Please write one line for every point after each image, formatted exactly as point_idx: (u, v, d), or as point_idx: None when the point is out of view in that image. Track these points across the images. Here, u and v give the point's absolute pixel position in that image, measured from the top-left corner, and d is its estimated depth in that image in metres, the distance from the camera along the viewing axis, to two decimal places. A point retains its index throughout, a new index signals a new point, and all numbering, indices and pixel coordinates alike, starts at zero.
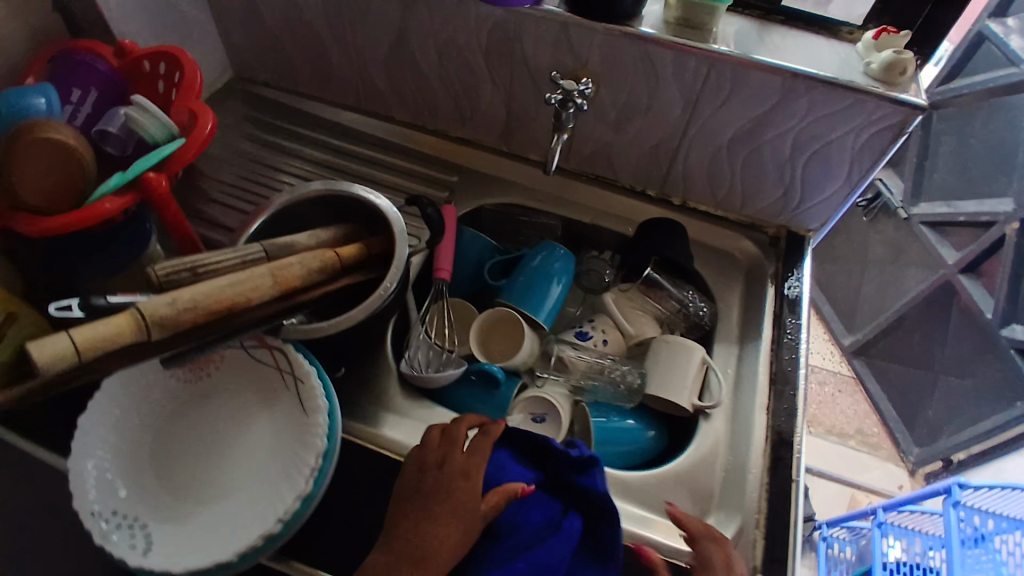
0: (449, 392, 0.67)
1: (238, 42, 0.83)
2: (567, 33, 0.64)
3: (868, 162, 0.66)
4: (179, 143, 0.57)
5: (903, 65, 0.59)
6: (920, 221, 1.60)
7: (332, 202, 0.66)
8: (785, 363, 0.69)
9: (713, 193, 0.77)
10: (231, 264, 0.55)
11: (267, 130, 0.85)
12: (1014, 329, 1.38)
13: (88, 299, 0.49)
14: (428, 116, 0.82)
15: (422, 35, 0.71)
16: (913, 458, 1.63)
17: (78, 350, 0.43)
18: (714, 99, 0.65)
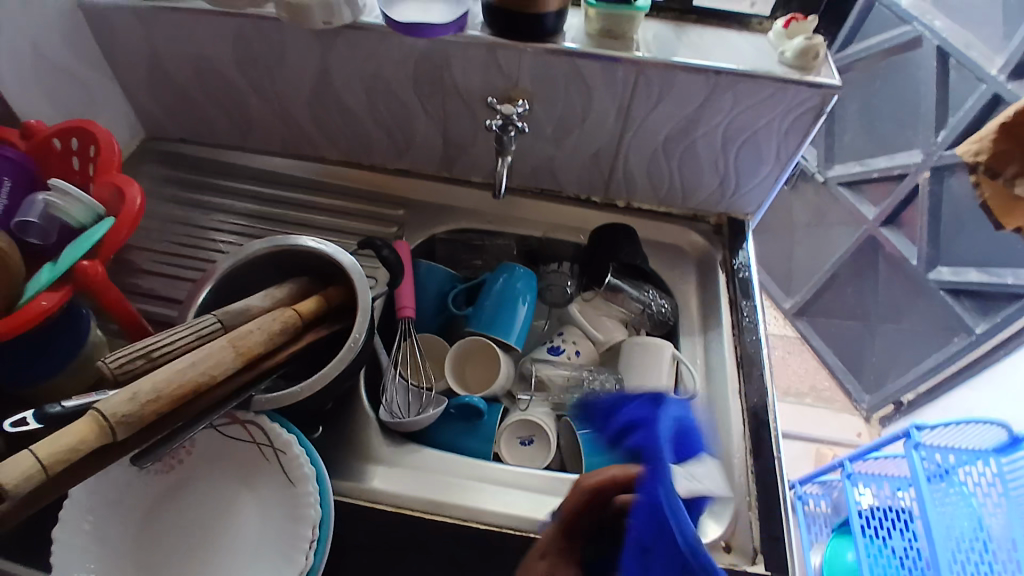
0: (432, 430, 0.66)
1: (147, 101, 0.79)
2: (494, 56, 0.65)
3: (793, 145, 0.69)
4: (109, 226, 0.55)
5: (816, 51, 0.63)
6: (837, 182, 1.71)
7: (283, 258, 0.64)
8: (748, 346, 0.71)
9: (655, 192, 0.79)
10: (189, 341, 0.53)
11: (194, 188, 0.82)
12: (939, 272, 1.51)
13: (42, 407, 0.48)
14: (360, 152, 0.81)
15: (345, 73, 0.70)
16: (865, 403, 1.78)
17: (44, 467, 0.42)
18: (644, 103, 0.67)
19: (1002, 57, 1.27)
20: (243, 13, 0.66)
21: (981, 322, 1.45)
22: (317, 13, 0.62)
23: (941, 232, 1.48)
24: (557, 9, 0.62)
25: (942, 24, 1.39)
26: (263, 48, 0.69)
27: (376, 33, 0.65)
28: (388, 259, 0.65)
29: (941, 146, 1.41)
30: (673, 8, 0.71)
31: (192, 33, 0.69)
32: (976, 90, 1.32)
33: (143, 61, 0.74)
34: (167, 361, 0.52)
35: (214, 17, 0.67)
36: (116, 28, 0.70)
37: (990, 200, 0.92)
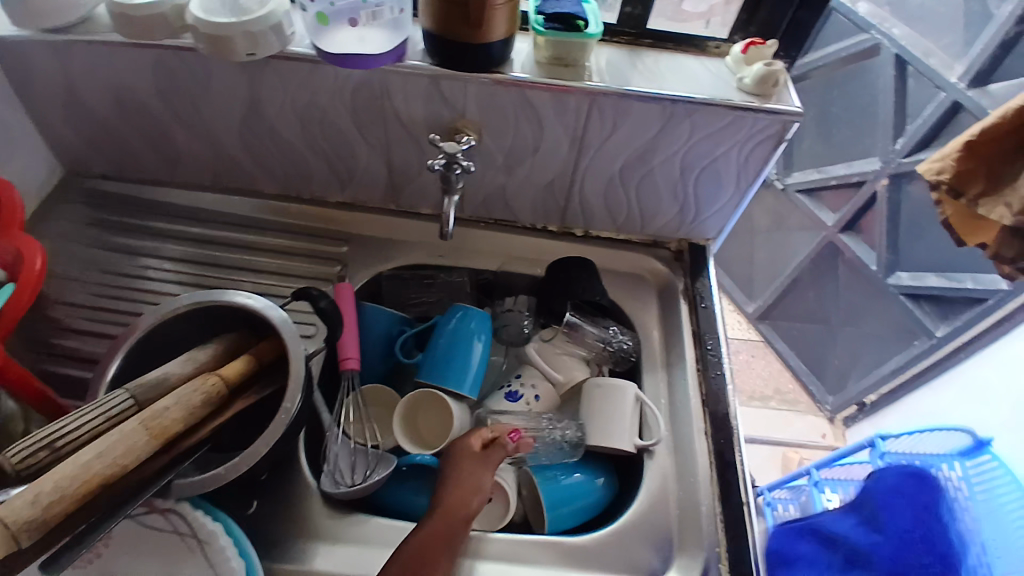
0: (383, 493, 0.61)
1: (58, 134, 0.72)
2: (437, 86, 0.60)
3: (754, 171, 0.66)
4: (8, 293, 0.52)
5: (775, 77, 0.60)
6: (795, 190, 1.76)
7: (209, 313, 0.58)
8: (714, 383, 0.68)
9: (613, 219, 0.75)
10: (99, 425, 0.47)
11: (113, 228, 0.74)
12: (898, 277, 1.55)
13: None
14: (300, 185, 0.75)
15: (276, 105, 0.64)
16: (829, 405, 1.80)
17: None
18: (599, 132, 0.63)
19: (961, 65, 1.31)
20: (159, 44, 0.60)
21: (941, 325, 1.48)
22: (239, 44, 0.56)
23: (904, 238, 1.52)
24: (504, 37, 0.57)
25: (900, 32, 1.44)
26: (184, 80, 0.63)
27: (307, 63, 0.60)
28: (326, 310, 0.58)
29: (899, 154, 1.47)
30: (627, 31, 0.67)
31: (100, 62, 0.62)
32: (935, 97, 1.37)
33: (49, 94, 0.66)
34: (73, 450, 0.46)
35: (128, 50, 0.61)
36: (15, 57, 0.63)
37: (952, 218, 0.89)
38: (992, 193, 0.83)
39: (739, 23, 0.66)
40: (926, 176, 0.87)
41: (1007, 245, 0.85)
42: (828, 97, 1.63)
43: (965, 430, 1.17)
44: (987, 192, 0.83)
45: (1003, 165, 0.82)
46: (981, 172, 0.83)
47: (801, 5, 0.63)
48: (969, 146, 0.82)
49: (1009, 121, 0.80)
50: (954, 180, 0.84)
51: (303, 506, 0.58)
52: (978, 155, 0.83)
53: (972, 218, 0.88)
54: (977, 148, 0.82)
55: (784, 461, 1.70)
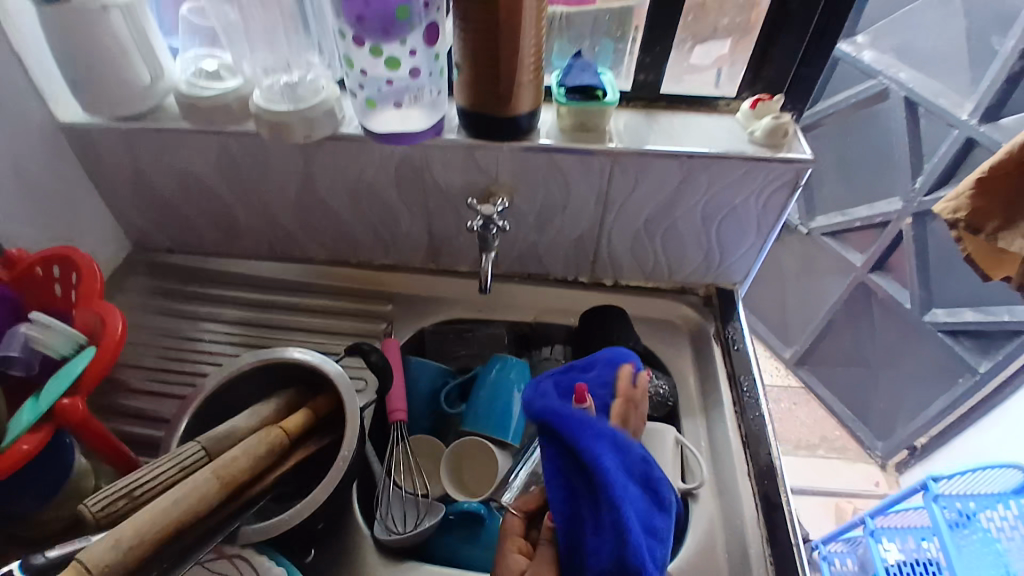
0: (433, 542, 0.63)
1: (132, 215, 0.80)
2: (472, 156, 0.66)
3: (773, 217, 0.70)
4: (89, 357, 0.54)
5: (784, 128, 0.64)
6: (821, 233, 1.77)
7: (268, 371, 0.63)
8: (752, 423, 0.69)
9: (641, 268, 0.78)
10: (171, 476, 0.51)
11: (179, 298, 0.81)
12: (935, 313, 1.54)
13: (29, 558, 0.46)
14: (347, 250, 0.81)
15: (327, 179, 0.71)
16: (880, 451, 1.77)
17: None
18: (622, 188, 0.68)
19: (971, 102, 1.36)
20: (223, 129, 0.67)
21: (985, 360, 1.46)
22: (296, 128, 0.64)
23: (936, 274, 1.51)
24: (531, 109, 0.63)
25: (907, 75, 1.48)
26: (244, 162, 0.70)
27: (355, 142, 0.67)
28: (376, 364, 0.63)
29: (919, 193, 1.49)
30: (642, 96, 0.73)
31: (173, 150, 0.70)
32: (948, 135, 1.41)
33: (126, 177, 0.75)
34: (149, 498, 0.49)
35: (194, 135, 0.68)
36: (101, 149, 0.72)
37: (973, 253, 0.93)
38: (1009, 227, 0.87)
39: (746, 83, 0.72)
40: (942, 215, 0.91)
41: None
42: (844, 142, 1.66)
43: (1017, 468, 1.18)
44: (1005, 226, 0.87)
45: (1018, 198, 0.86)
46: (997, 208, 0.87)
47: (803, 61, 0.68)
48: (981, 182, 0.87)
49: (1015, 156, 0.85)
50: (970, 217, 0.88)
51: (358, 557, 0.60)
52: (990, 191, 0.87)
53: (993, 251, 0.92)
54: (989, 184, 0.87)
55: (837, 509, 1.67)
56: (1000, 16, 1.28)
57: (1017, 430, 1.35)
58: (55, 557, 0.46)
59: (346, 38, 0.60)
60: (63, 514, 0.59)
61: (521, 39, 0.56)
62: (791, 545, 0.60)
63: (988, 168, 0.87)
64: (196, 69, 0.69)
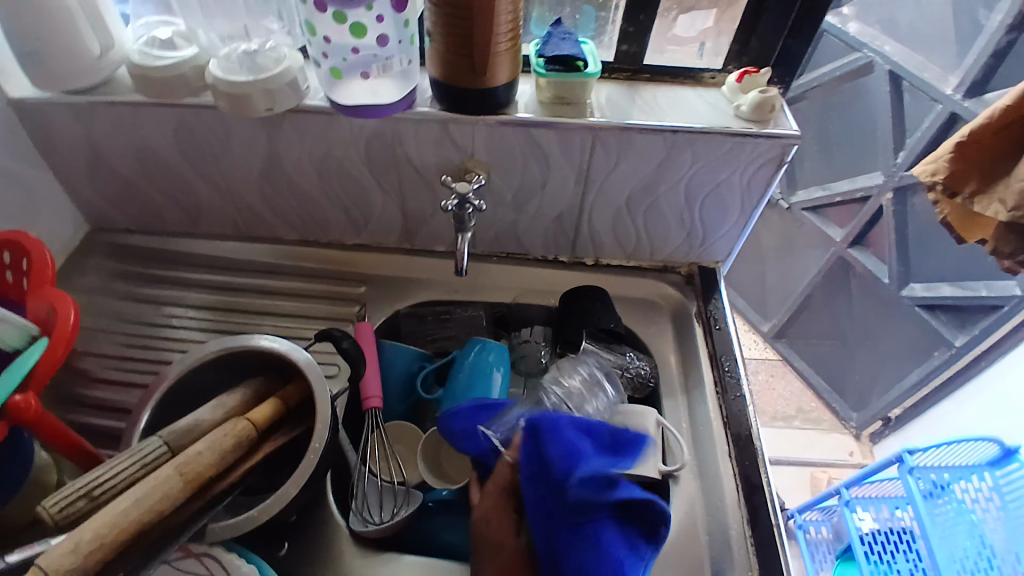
0: (410, 531, 0.61)
1: (86, 194, 0.75)
2: (446, 130, 0.63)
3: (758, 194, 0.68)
4: (42, 349, 0.50)
5: (771, 103, 0.62)
6: (801, 208, 1.77)
7: (235, 359, 0.60)
8: (734, 405, 0.68)
9: (623, 247, 0.76)
10: (133, 473, 0.48)
11: (140, 281, 0.77)
12: (912, 288, 1.56)
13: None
14: (318, 230, 0.77)
15: (293, 156, 0.67)
16: (854, 422, 1.81)
17: None
18: (604, 164, 0.65)
19: (956, 76, 1.35)
20: (181, 102, 0.63)
21: (960, 335, 1.48)
22: (257, 101, 0.59)
23: (914, 249, 1.52)
24: (508, 80, 0.60)
25: (891, 49, 1.47)
26: (204, 137, 0.66)
27: (322, 116, 0.63)
28: (349, 350, 0.60)
29: (901, 168, 1.49)
30: (625, 67, 0.70)
31: (126, 124, 0.66)
32: (932, 110, 1.40)
33: (79, 155, 0.70)
34: (110, 497, 0.47)
35: (149, 108, 0.64)
36: (47, 124, 0.67)
37: (952, 218, 0.97)
38: (985, 190, 0.90)
39: (733, 54, 0.69)
40: (922, 178, 0.95)
41: (1003, 240, 0.91)
42: (828, 115, 1.65)
43: (992, 441, 1.21)
44: (981, 191, 0.90)
45: (993, 163, 0.90)
46: (973, 171, 0.91)
47: (792, 32, 0.65)
48: (959, 147, 0.90)
49: (996, 121, 0.88)
50: (948, 181, 0.92)
51: (333, 547, 0.59)
52: (968, 156, 0.90)
53: (968, 216, 0.96)
54: (967, 149, 0.90)
55: (813, 479, 1.71)
56: None
57: (988, 401, 1.38)
58: (15, 561, 0.43)
59: (306, 3, 0.56)
60: (21, 512, 0.56)
61: (495, 5, 0.53)
62: (772, 528, 0.60)
63: (967, 133, 0.90)
64: (150, 38, 0.63)
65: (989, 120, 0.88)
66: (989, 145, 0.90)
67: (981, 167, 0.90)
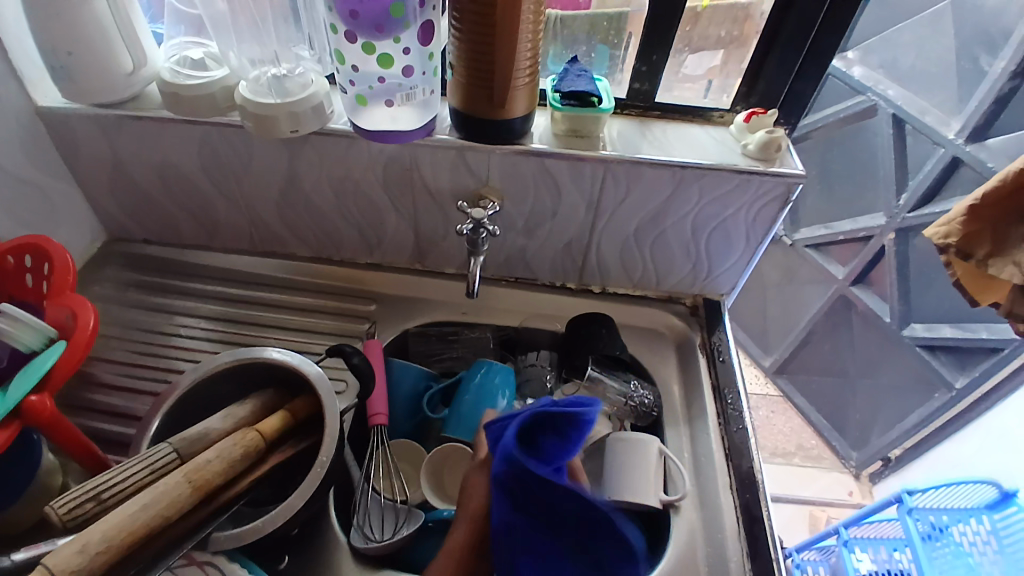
0: (411, 549, 0.62)
1: (107, 204, 0.77)
2: (463, 157, 0.65)
3: (763, 229, 0.69)
4: (59, 352, 0.52)
5: (777, 143, 0.64)
6: (804, 245, 1.79)
7: (246, 370, 0.61)
8: (736, 435, 0.69)
9: (630, 276, 0.78)
10: (142, 478, 0.49)
11: (155, 291, 0.79)
12: (912, 329, 1.57)
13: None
14: (331, 247, 0.79)
15: (313, 176, 0.70)
16: (853, 461, 1.80)
17: None
18: (614, 196, 0.67)
19: (957, 122, 1.38)
20: (207, 121, 0.65)
21: (960, 377, 1.50)
22: (283, 123, 0.62)
23: (916, 289, 1.54)
24: (525, 112, 0.62)
25: (895, 94, 1.51)
26: (228, 155, 0.69)
27: (344, 139, 0.65)
28: (360, 366, 0.62)
29: (902, 210, 1.51)
30: (636, 104, 0.73)
31: (154, 139, 0.68)
32: (933, 154, 1.43)
33: (105, 166, 0.72)
34: (120, 500, 0.48)
35: (176, 125, 0.66)
36: (77, 136, 0.69)
37: (964, 278, 1.00)
38: (998, 253, 0.93)
39: (741, 95, 0.71)
40: (933, 240, 0.97)
41: (1018, 302, 0.94)
42: (831, 155, 1.69)
43: (990, 483, 1.22)
44: (995, 253, 0.93)
45: (1006, 226, 0.92)
46: (986, 234, 0.93)
47: (798, 76, 0.68)
48: (972, 209, 0.93)
49: (1009, 184, 0.90)
50: (961, 242, 0.95)
51: (334, 563, 0.59)
52: (981, 218, 0.93)
53: (981, 277, 0.98)
54: (980, 211, 0.93)
55: (812, 518, 1.69)
56: (988, 37, 1.30)
57: (988, 444, 1.38)
58: (19, 560, 0.44)
59: (337, 32, 0.58)
60: (27, 514, 0.57)
61: (518, 40, 0.55)
62: (771, 559, 0.60)
63: (981, 195, 0.92)
64: (180, 58, 0.66)
65: (1003, 183, 0.90)
66: (1002, 207, 0.92)
67: (994, 230, 0.93)
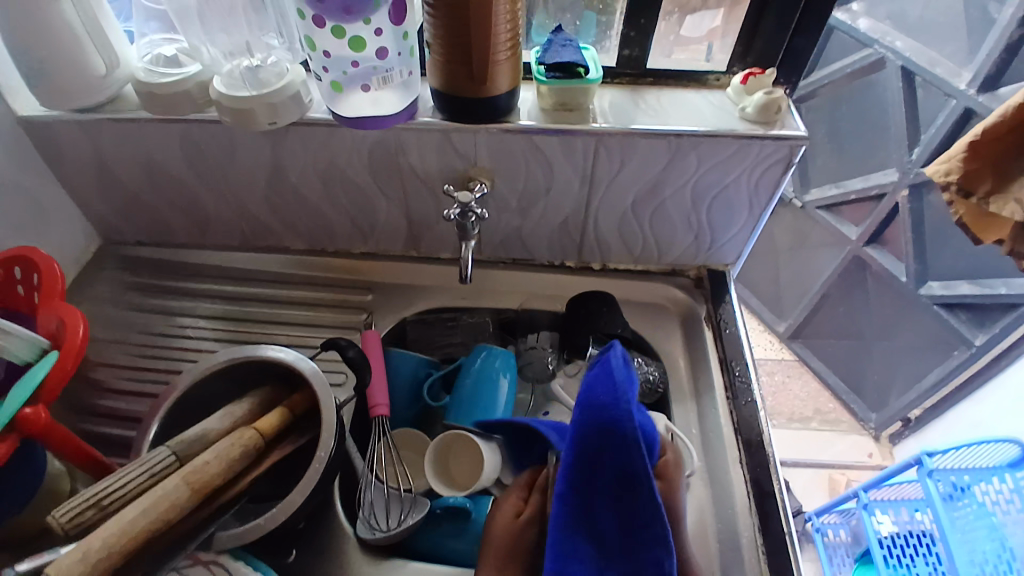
0: (420, 537, 0.62)
1: (98, 208, 0.76)
2: (449, 139, 0.63)
3: (766, 196, 0.67)
4: (53, 361, 0.51)
5: (777, 103, 0.61)
6: (815, 206, 1.75)
7: (243, 368, 0.61)
8: (744, 409, 0.68)
9: (629, 251, 0.76)
10: (142, 483, 0.49)
11: (153, 292, 0.79)
12: (929, 287, 1.53)
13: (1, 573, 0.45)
14: (325, 238, 0.78)
15: (299, 168, 0.68)
16: (873, 423, 1.78)
17: None
18: (607, 169, 0.65)
19: (969, 71, 1.32)
20: (187, 118, 0.64)
21: (979, 334, 1.46)
22: (262, 115, 0.60)
23: (932, 246, 1.50)
24: (509, 89, 0.60)
25: (903, 45, 1.44)
26: (212, 151, 0.67)
27: (325, 128, 0.63)
28: (353, 359, 0.62)
29: (916, 164, 1.46)
30: (628, 72, 0.70)
31: (136, 140, 0.67)
32: (946, 105, 1.38)
33: (90, 171, 0.71)
34: (120, 506, 0.47)
35: (156, 124, 0.65)
36: (60, 142, 0.68)
37: (964, 217, 0.95)
38: (1000, 190, 0.89)
39: (737, 55, 0.68)
40: (935, 178, 0.94)
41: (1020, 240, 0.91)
42: (840, 112, 1.63)
43: (1012, 443, 1.21)
44: (995, 190, 0.90)
45: (1006, 161, 0.89)
46: (987, 171, 0.90)
47: (797, 32, 0.64)
48: (973, 145, 0.89)
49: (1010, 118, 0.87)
50: (962, 180, 0.91)
51: (342, 554, 0.60)
52: (980, 156, 0.90)
53: (981, 216, 0.95)
54: (981, 147, 0.89)
55: (831, 481, 1.68)
56: None
57: (1009, 401, 1.35)
58: (26, 569, 0.44)
59: (305, 18, 0.56)
60: (38, 520, 0.58)
61: (493, 14, 0.53)
62: (782, 533, 0.59)
63: (982, 131, 0.89)
64: (154, 55, 0.64)
65: (1003, 119, 0.87)
66: (1001, 143, 0.89)
67: (995, 166, 0.90)
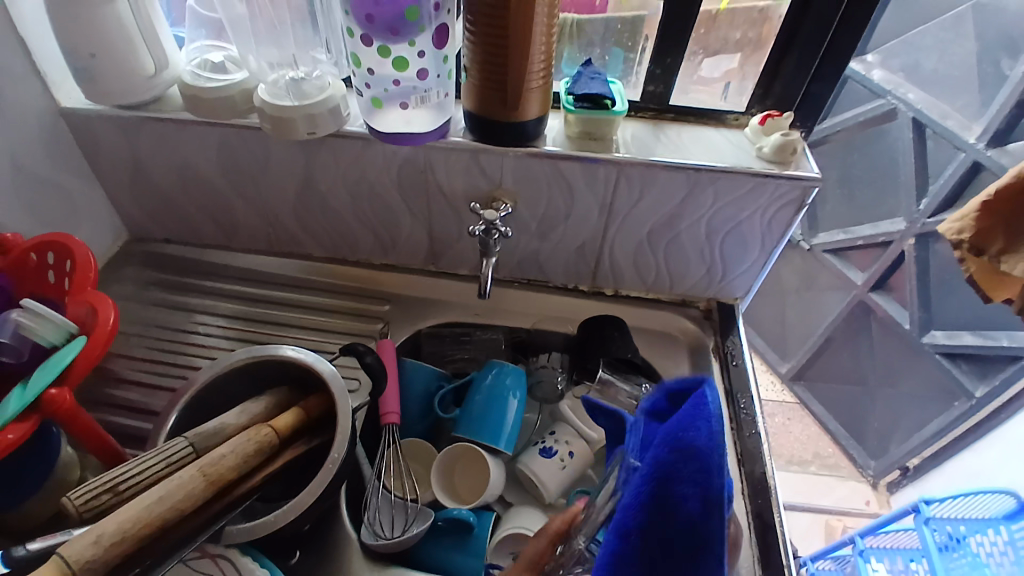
0: (422, 548, 0.62)
1: (130, 204, 0.79)
2: (476, 160, 0.65)
3: (778, 234, 0.69)
4: (79, 346, 0.53)
5: (793, 145, 0.64)
6: (821, 250, 1.78)
7: (261, 368, 0.62)
8: (749, 440, 0.68)
9: (643, 280, 0.78)
10: (157, 471, 0.50)
11: (176, 290, 0.80)
12: (933, 336, 1.55)
13: (12, 550, 0.47)
14: (346, 247, 0.80)
15: (329, 178, 0.71)
16: (871, 471, 1.78)
17: None
18: (627, 198, 0.67)
19: (980, 125, 1.36)
20: (227, 123, 0.67)
21: (981, 385, 1.47)
22: (300, 125, 0.63)
23: (937, 295, 1.52)
24: (538, 114, 0.62)
25: (915, 97, 1.49)
26: (247, 157, 0.70)
27: (359, 141, 0.66)
28: (372, 366, 0.63)
29: (922, 215, 1.49)
30: (651, 107, 0.72)
31: (174, 141, 0.70)
32: (954, 158, 1.41)
33: (125, 166, 0.74)
34: (135, 493, 0.48)
35: (196, 126, 0.68)
36: (101, 137, 0.71)
37: (976, 274, 1.00)
38: (1011, 249, 0.94)
39: (756, 98, 0.71)
40: (948, 236, 0.99)
41: None
42: (850, 158, 1.67)
43: (1009, 494, 1.19)
44: (1007, 249, 0.94)
45: (1017, 222, 0.94)
46: (998, 230, 0.95)
47: (815, 78, 0.67)
48: (986, 206, 0.94)
49: (1022, 180, 0.91)
50: (975, 239, 0.96)
51: (343, 560, 0.60)
52: (993, 216, 0.95)
53: (994, 275, 0.99)
54: (993, 207, 0.94)
55: (827, 527, 1.67)
56: (1011, 39, 1.29)
57: (1009, 451, 1.36)
58: (36, 549, 0.46)
59: (353, 36, 0.59)
60: (47, 504, 0.58)
61: (530, 41, 0.55)
62: (784, 567, 0.59)
63: (993, 193, 0.94)
64: (201, 61, 0.68)
65: (1016, 180, 0.92)
66: (1015, 203, 0.93)
67: (1005, 225, 0.94)
